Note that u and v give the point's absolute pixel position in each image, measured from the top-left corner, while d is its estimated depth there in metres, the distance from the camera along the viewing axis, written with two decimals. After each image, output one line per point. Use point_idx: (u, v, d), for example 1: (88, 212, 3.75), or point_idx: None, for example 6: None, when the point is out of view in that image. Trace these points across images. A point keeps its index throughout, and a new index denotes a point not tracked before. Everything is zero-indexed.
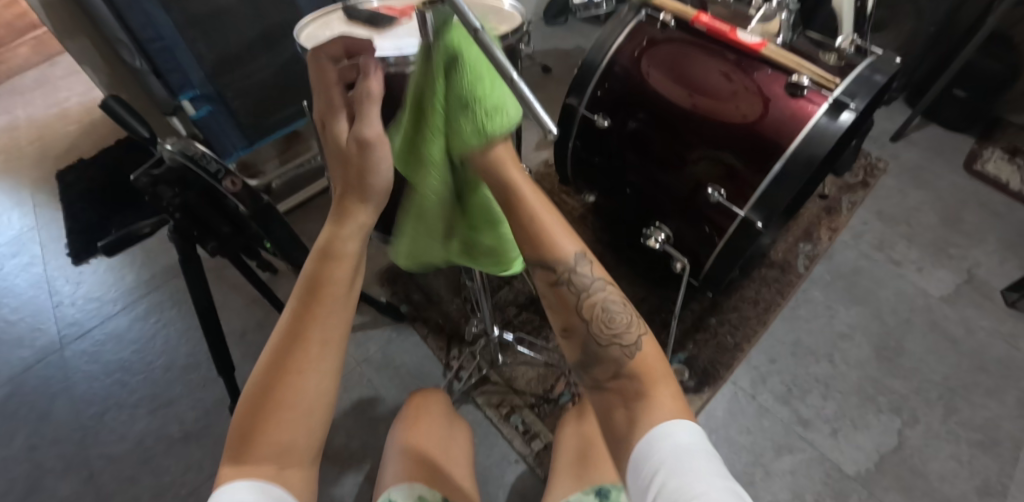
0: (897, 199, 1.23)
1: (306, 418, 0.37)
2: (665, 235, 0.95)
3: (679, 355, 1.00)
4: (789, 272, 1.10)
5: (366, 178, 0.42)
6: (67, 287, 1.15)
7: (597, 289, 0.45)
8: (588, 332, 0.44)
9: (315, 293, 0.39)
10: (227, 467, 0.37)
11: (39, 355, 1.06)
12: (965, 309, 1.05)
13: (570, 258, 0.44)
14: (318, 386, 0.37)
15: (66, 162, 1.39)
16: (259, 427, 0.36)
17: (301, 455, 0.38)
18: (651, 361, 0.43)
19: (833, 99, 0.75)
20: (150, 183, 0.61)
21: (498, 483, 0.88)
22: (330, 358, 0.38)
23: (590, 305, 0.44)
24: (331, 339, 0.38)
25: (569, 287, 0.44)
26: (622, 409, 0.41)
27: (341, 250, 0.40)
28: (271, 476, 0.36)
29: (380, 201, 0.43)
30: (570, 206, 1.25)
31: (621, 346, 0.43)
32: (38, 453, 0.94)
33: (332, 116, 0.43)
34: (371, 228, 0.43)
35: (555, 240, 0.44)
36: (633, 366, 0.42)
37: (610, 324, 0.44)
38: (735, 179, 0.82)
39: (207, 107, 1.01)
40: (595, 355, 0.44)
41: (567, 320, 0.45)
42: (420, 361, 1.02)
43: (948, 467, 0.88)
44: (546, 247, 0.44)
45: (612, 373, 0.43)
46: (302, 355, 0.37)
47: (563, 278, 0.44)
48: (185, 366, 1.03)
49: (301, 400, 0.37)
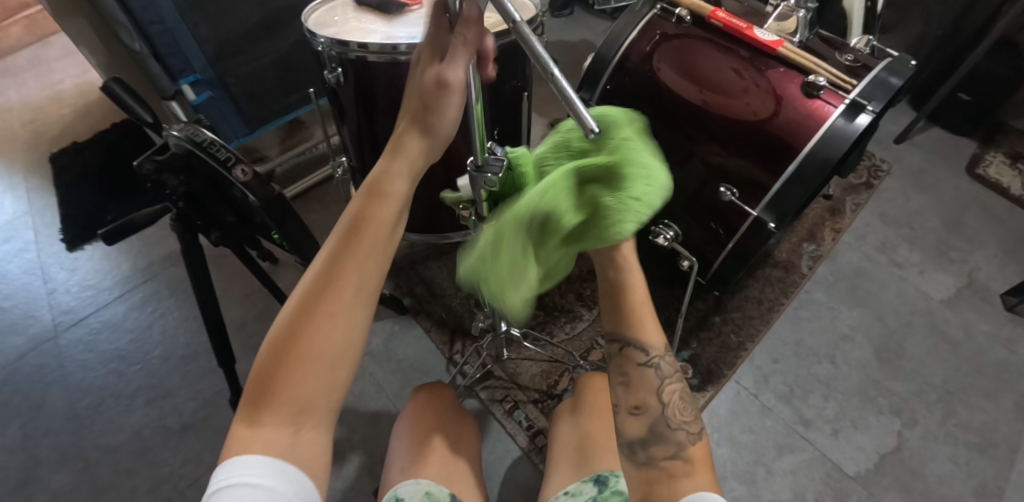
0: (900, 201, 1.23)
1: (330, 373, 0.36)
2: (673, 233, 0.95)
3: (683, 354, 1.01)
4: (793, 272, 1.11)
5: (434, 116, 0.40)
6: (62, 274, 1.13)
7: (671, 380, 0.49)
8: (662, 413, 0.47)
9: (359, 231, 0.38)
10: (241, 427, 0.36)
11: (32, 343, 1.04)
12: (965, 313, 1.06)
13: (658, 344, 0.47)
14: (347, 335, 0.37)
15: (61, 146, 1.36)
16: (281, 376, 0.36)
17: (318, 416, 0.37)
18: (705, 453, 0.47)
19: (851, 101, 0.74)
20: (155, 169, 0.59)
21: (499, 478, 0.88)
22: (363, 305, 0.38)
23: (669, 390, 0.48)
24: (367, 285, 0.38)
25: (652, 366, 0.47)
26: (667, 484, 0.44)
27: (397, 183, 0.40)
28: (284, 442, 0.36)
29: (448, 133, 0.42)
30: None
31: (687, 432, 0.47)
32: (33, 443, 0.92)
33: (431, 49, 0.40)
34: (422, 163, 0.42)
35: (649, 327, 0.47)
36: (692, 452, 0.46)
37: (683, 412, 0.48)
38: (746, 179, 0.81)
39: (208, 93, 0.99)
40: (662, 432, 0.46)
41: (642, 398, 0.47)
42: (423, 355, 1.02)
43: (946, 468, 0.89)
44: (638, 328, 0.47)
45: (671, 451, 0.45)
46: (336, 299, 0.37)
47: (649, 359, 0.47)
48: (183, 357, 1.01)
49: (326, 350, 0.36)
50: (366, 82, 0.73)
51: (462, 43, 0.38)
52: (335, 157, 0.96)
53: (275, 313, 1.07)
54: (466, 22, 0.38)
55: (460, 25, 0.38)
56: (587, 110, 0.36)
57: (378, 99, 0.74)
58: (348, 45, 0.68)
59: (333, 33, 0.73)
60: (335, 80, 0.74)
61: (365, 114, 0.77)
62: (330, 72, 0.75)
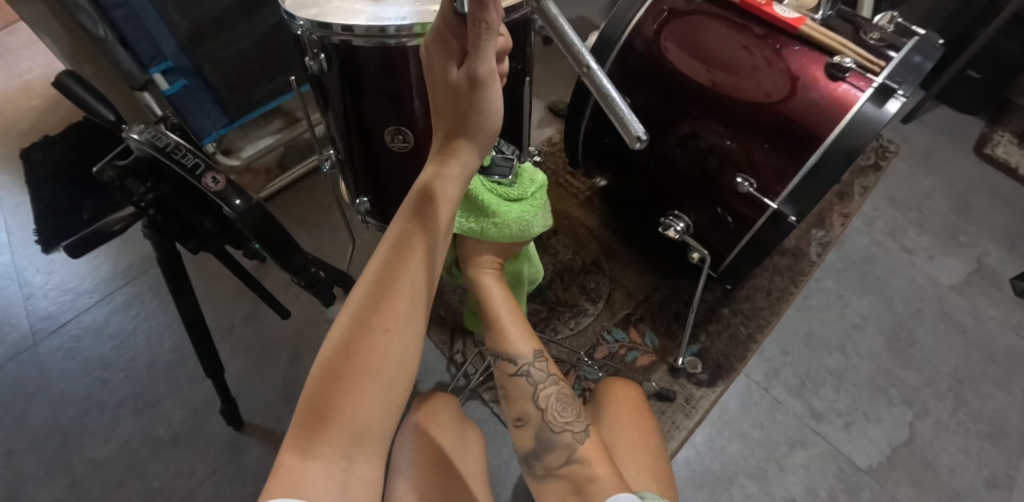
0: (909, 184, 1.20)
1: (388, 393, 0.36)
2: (684, 225, 0.91)
3: (692, 348, 0.98)
4: (802, 260, 1.08)
5: (480, 117, 0.40)
6: (38, 277, 1.07)
7: (546, 386, 0.63)
8: (542, 420, 0.61)
9: (407, 243, 0.39)
10: (290, 459, 0.34)
11: (10, 353, 0.98)
12: (975, 299, 1.04)
13: (527, 354, 0.63)
14: (402, 352, 0.36)
15: (31, 140, 1.27)
16: (336, 399, 0.34)
17: (371, 444, 0.35)
18: (594, 449, 0.58)
19: (879, 84, 0.70)
20: (117, 176, 0.53)
21: (506, 482, 0.86)
22: (414, 319, 0.38)
23: (544, 397, 0.63)
24: (418, 299, 0.38)
25: (524, 377, 0.63)
26: (574, 492, 0.55)
27: (440, 194, 0.40)
28: (338, 473, 0.34)
29: (484, 142, 0.42)
30: (577, 189, 1.21)
31: (571, 433, 0.59)
32: (16, 459, 0.87)
33: (443, 52, 0.38)
34: (473, 170, 0.43)
35: (515, 337, 0.63)
36: (580, 451, 0.58)
37: (560, 414, 0.61)
38: (765, 168, 0.76)
39: (182, 81, 0.92)
40: (550, 439, 0.60)
41: (523, 409, 0.63)
42: (422, 355, 0.98)
43: (957, 459, 0.88)
44: (510, 344, 0.63)
45: (564, 458, 0.58)
46: (389, 315, 0.36)
47: (518, 369, 0.63)
48: (170, 362, 0.97)
49: (385, 362, 0.35)
50: (354, 68, 0.66)
51: (483, 37, 0.34)
52: (321, 149, 0.90)
53: (266, 314, 1.02)
54: (487, 22, 0.33)
55: (480, 22, 0.33)
56: (629, 109, 0.34)
57: (366, 86, 0.68)
58: (331, 28, 0.61)
59: (315, 13, 0.65)
60: (318, 66, 0.68)
61: (350, 102, 0.71)
62: (312, 58, 0.68)
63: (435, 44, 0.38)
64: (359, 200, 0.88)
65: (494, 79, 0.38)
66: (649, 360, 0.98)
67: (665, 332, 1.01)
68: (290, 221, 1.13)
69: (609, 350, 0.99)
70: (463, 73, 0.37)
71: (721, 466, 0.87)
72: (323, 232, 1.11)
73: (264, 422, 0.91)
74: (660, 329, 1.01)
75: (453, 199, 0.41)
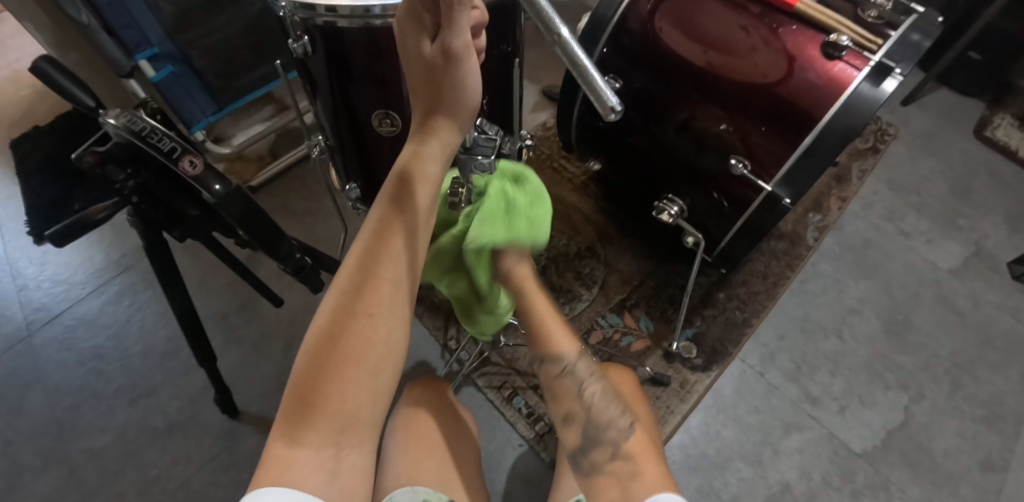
0: (908, 167, 1.19)
1: (374, 380, 0.35)
2: (678, 208, 0.90)
3: (687, 332, 0.98)
4: (799, 245, 1.07)
5: (459, 94, 0.38)
6: (31, 269, 1.06)
7: (592, 382, 0.54)
8: (588, 418, 0.53)
9: (388, 228, 0.38)
10: (278, 447, 0.34)
11: (5, 344, 0.98)
12: (973, 282, 1.04)
13: (571, 353, 0.53)
14: (387, 336, 0.36)
15: (21, 130, 1.26)
16: (320, 388, 0.34)
17: (359, 430, 0.35)
18: (641, 446, 0.52)
19: (876, 63, 0.68)
20: (97, 162, 0.52)
21: (501, 468, 0.87)
22: (399, 304, 0.37)
23: (590, 393, 0.54)
24: (402, 284, 0.37)
25: (569, 376, 0.54)
26: (617, 489, 0.48)
27: (420, 176, 0.39)
28: (326, 460, 0.34)
29: (465, 120, 0.41)
30: (572, 174, 1.19)
31: (617, 428, 0.52)
32: (13, 449, 0.87)
33: (416, 29, 0.37)
34: (454, 149, 0.42)
35: (560, 339, 0.53)
36: (627, 446, 0.51)
37: (607, 410, 0.54)
38: (760, 150, 0.75)
39: (169, 67, 0.91)
40: (594, 437, 0.52)
41: (568, 408, 0.54)
42: (417, 342, 0.98)
43: (953, 442, 0.88)
44: (552, 344, 0.53)
45: (608, 454, 0.51)
46: (373, 300, 0.36)
47: (564, 369, 0.54)
48: (165, 352, 0.97)
49: (370, 347, 0.35)
50: (339, 51, 0.65)
51: (457, 10, 0.33)
52: (311, 135, 0.89)
53: (260, 302, 1.02)
54: None
55: None
56: (603, 79, 0.32)
57: (353, 69, 0.67)
58: (314, 9, 0.60)
59: None
60: (302, 49, 0.67)
61: (338, 86, 0.70)
62: (296, 40, 0.67)
63: (408, 19, 0.37)
64: (348, 186, 0.88)
65: (470, 53, 0.37)
66: (643, 346, 0.98)
67: (660, 318, 1.01)
68: (283, 209, 1.12)
69: (604, 335, 0.98)
70: (437, 47, 0.36)
71: (715, 451, 0.88)
72: (316, 220, 1.10)
73: (259, 410, 0.91)
74: (655, 314, 1.01)
75: (435, 179, 0.40)
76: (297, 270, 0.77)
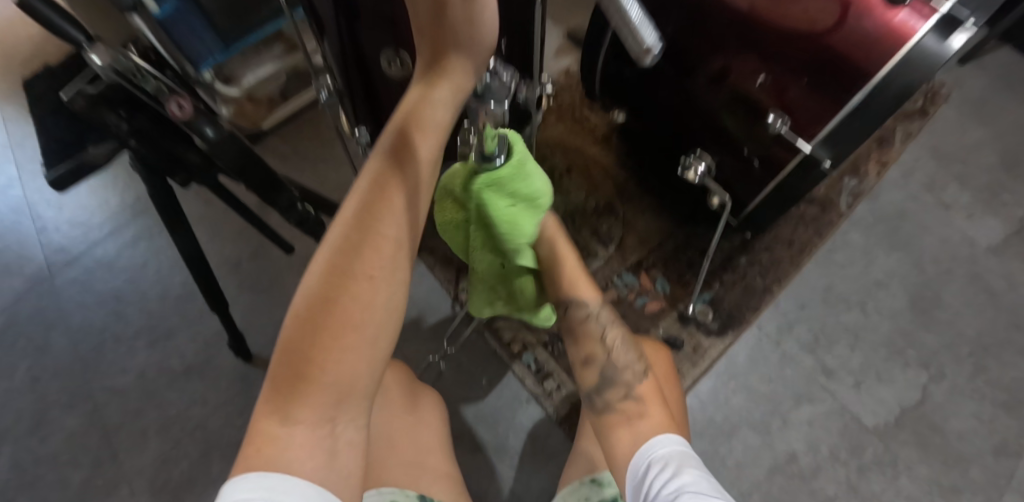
0: (956, 133, 1.11)
1: (373, 348, 0.32)
2: (705, 167, 0.84)
3: (704, 296, 0.96)
4: (829, 211, 1.02)
5: (475, 26, 0.33)
6: (50, 212, 1.05)
7: (612, 327, 0.60)
8: (608, 360, 0.58)
9: (392, 174, 0.34)
10: (270, 425, 0.31)
11: (28, 284, 0.98)
12: (1012, 262, 0.99)
13: (592, 300, 0.58)
14: (388, 300, 0.32)
15: (32, 69, 1.21)
16: (316, 358, 0.30)
17: (355, 402, 0.33)
18: (649, 389, 0.57)
19: (946, 12, 0.60)
20: (89, 106, 0.49)
21: (508, 422, 0.88)
22: (400, 266, 0.33)
23: (611, 337, 0.59)
24: (403, 242, 0.34)
25: (592, 320, 0.58)
26: (625, 425, 0.53)
27: (426, 120, 0.35)
28: (322, 434, 0.32)
29: (479, 59, 0.36)
30: (594, 125, 1.14)
31: (633, 371, 0.58)
32: (42, 385, 0.90)
33: None
34: (466, 93, 0.37)
35: (582, 287, 0.57)
36: (639, 389, 0.56)
37: (624, 354, 0.59)
38: (803, 108, 0.68)
39: (173, 4, 0.83)
40: (610, 377, 0.57)
41: (590, 349, 0.59)
42: (429, 294, 0.98)
43: (968, 424, 0.86)
44: (572, 289, 0.57)
45: (623, 394, 0.56)
46: (373, 258, 0.32)
47: (589, 314, 0.58)
48: (181, 296, 0.97)
49: (369, 312, 0.31)
50: None
51: None
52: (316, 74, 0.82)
53: (272, 251, 1.00)
54: None
55: None
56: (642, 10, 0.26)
57: (362, 7, 0.61)
58: None
59: None
60: None
61: (347, 24, 0.64)
62: None
63: None
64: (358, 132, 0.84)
65: None
66: (658, 307, 0.96)
67: (677, 280, 0.99)
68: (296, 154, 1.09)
69: (618, 295, 0.97)
70: None
71: (723, 417, 0.88)
72: (329, 167, 1.09)
73: None
74: (671, 276, 0.99)
75: (443, 127, 0.37)
76: (299, 221, 0.76)
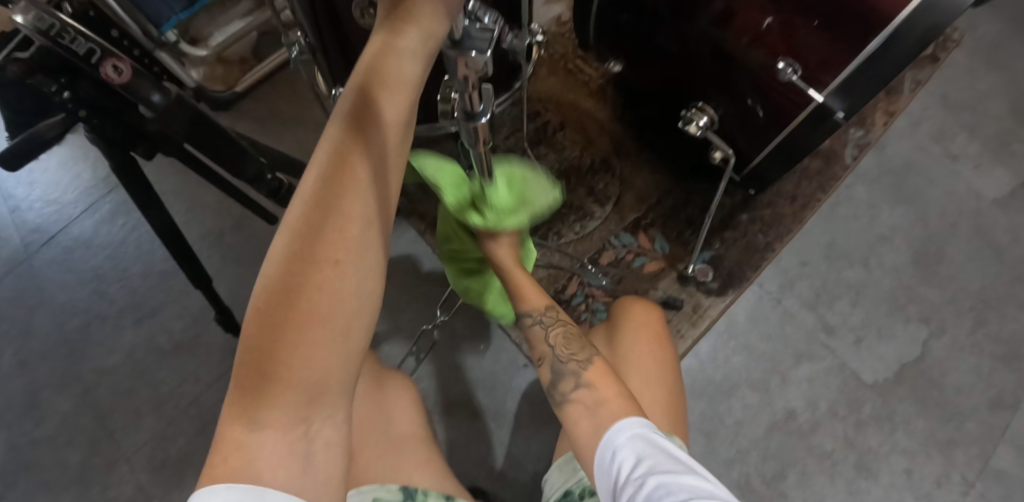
0: (966, 81, 1.07)
1: (348, 345, 0.25)
2: (708, 120, 0.80)
3: (704, 255, 0.94)
4: (834, 164, 0.99)
5: None
6: (20, 189, 0.99)
7: (554, 327, 0.59)
8: (552, 355, 0.56)
9: (358, 128, 0.24)
10: (235, 431, 0.26)
11: (6, 265, 0.94)
12: (1018, 215, 0.97)
13: (536, 306, 0.61)
14: (360, 288, 0.25)
15: None
16: (276, 365, 0.23)
17: (333, 400, 0.27)
18: (599, 372, 0.51)
19: None
20: (25, 72, 0.44)
21: (507, 388, 0.87)
22: (373, 245, 0.25)
23: (553, 335, 0.58)
24: (375, 219, 0.25)
25: (537, 326, 0.59)
26: (582, 412, 0.48)
27: (391, 61, 0.25)
28: (296, 436, 0.27)
29: None
30: (588, 76, 1.08)
31: (577, 361, 0.54)
32: (30, 368, 0.87)
33: None
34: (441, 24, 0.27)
35: (527, 292, 0.62)
36: (587, 376, 0.51)
37: (568, 346, 0.56)
38: (815, 53, 0.62)
39: None
40: (560, 369, 0.54)
41: (541, 351, 0.58)
42: (422, 262, 0.95)
43: (966, 379, 0.87)
44: (521, 299, 0.62)
45: (573, 385, 0.51)
46: (337, 241, 0.24)
47: (533, 321, 0.60)
48: (164, 271, 0.93)
49: (337, 309, 0.24)
50: None
51: None
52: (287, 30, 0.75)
53: (255, 222, 0.96)
54: None
55: None
56: None
57: None
58: None
59: None
60: None
61: None
62: None
63: None
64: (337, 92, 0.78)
65: None
66: (656, 268, 0.94)
67: (676, 240, 0.96)
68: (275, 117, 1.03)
69: (616, 256, 0.95)
70: None
71: (723, 376, 0.88)
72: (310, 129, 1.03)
73: None
74: (671, 235, 0.96)
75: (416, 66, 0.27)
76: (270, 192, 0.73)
